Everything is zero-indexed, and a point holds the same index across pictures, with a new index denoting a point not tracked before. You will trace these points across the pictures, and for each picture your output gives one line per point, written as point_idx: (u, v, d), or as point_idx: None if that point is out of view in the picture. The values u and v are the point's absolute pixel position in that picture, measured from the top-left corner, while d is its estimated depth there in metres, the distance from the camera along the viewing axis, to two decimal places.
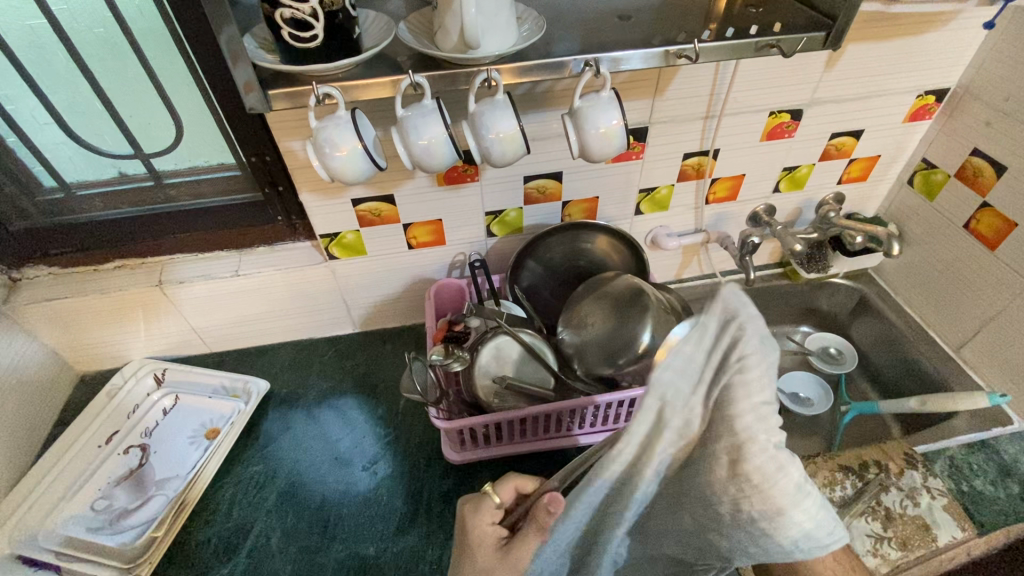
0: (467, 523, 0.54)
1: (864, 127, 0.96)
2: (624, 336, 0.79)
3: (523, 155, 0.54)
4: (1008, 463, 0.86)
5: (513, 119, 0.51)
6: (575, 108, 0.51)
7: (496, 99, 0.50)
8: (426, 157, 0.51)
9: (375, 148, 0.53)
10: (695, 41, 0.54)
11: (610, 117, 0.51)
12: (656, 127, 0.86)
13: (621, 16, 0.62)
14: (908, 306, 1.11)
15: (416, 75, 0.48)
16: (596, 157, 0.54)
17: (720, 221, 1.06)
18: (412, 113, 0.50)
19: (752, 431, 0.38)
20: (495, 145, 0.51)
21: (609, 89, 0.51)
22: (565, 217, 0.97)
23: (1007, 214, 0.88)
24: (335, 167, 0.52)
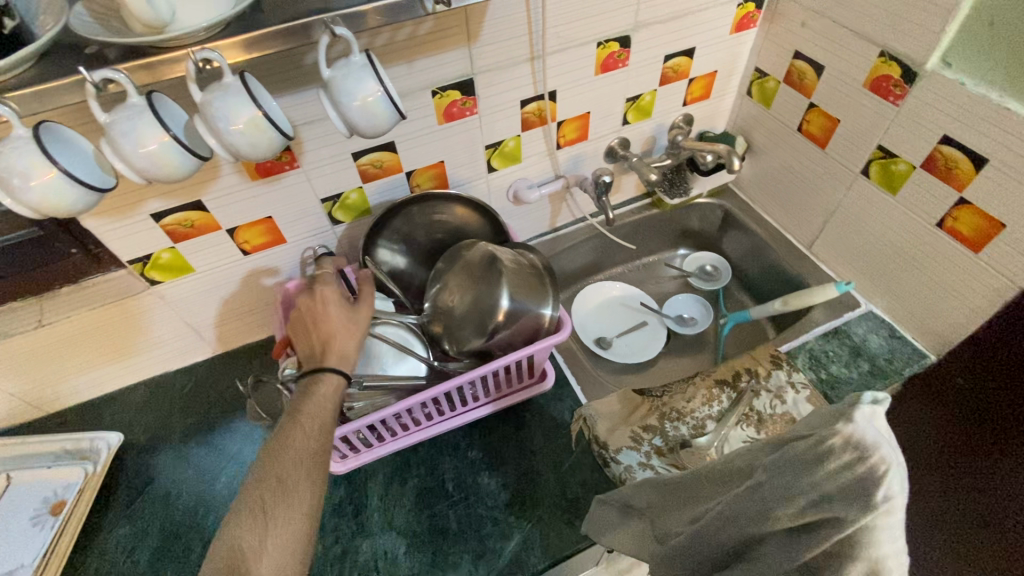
0: (321, 299, 0.69)
1: (694, 45, 0.95)
2: (484, 304, 0.77)
3: (281, 142, 0.48)
4: (858, 343, 0.93)
5: (252, 105, 0.45)
6: (327, 80, 0.49)
7: (226, 84, 0.44)
8: (151, 168, 0.45)
9: (86, 169, 0.45)
10: None
11: (364, 86, 0.49)
12: (482, 77, 0.80)
13: None
14: (765, 214, 1.15)
15: (101, 72, 0.40)
16: (370, 129, 0.53)
17: (577, 164, 1.04)
18: (117, 117, 0.43)
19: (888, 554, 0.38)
20: (239, 138, 0.46)
21: (359, 53, 0.50)
22: (414, 187, 0.90)
23: (830, 111, 0.91)
24: (33, 200, 0.43)
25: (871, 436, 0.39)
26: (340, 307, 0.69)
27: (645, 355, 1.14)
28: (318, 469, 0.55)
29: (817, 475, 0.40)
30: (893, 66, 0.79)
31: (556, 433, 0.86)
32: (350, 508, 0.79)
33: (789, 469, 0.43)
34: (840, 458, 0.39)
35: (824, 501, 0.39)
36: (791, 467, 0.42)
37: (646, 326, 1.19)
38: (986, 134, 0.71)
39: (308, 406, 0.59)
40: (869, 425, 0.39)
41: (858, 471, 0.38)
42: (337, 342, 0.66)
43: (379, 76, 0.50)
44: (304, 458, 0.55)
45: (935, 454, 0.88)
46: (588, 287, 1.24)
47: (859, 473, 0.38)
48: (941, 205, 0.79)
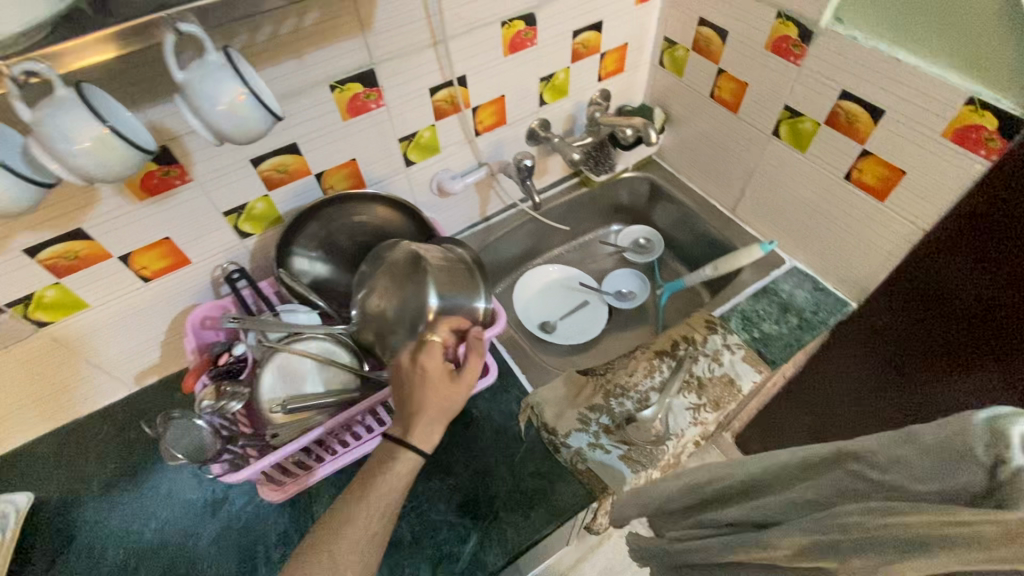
0: (423, 369, 0.65)
1: (601, 19, 0.93)
2: (411, 306, 0.73)
3: (135, 156, 0.44)
4: (786, 299, 0.96)
5: (94, 119, 0.41)
6: (182, 85, 0.45)
7: (60, 99, 0.41)
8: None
9: None
10: None
11: (227, 89, 0.45)
12: (383, 67, 0.76)
13: None
14: (689, 182, 1.17)
15: None
16: (240, 136, 0.49)
17: (499, 150, 1.02)
18: None
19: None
20: (83, 157, 0.42)
21: (217, 52, 0.46)
22: (327, 189, 0.85)
23: (737, 76, 0.92)
24: None
25: None
26: (446, 381, 0.65)
27: (588, 334, 1.15)
28: (372, 548, 0.60)
29: (959, 558, 0.34)
30: (790, 26, 0.80)
31: (503, 425, 0.84)
32: (297, 535, 0.76)
33: (910, 542, 0.37)
34: (982, 547, 0.33)
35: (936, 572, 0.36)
36: (911, 532, 0.37)
37: (588, 305, 1.19)
38: (879, 86, 0.73)
39: (379, 484, 0.62)
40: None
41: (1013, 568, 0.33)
42: (420, 425, 0.64)
43: (242, 77, 0.46)
44: (360, 539, 0.60)
45: (871, 379, 0.88)
46: (527, 273, 1.23)
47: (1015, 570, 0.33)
48: (847, 159, 0.82)
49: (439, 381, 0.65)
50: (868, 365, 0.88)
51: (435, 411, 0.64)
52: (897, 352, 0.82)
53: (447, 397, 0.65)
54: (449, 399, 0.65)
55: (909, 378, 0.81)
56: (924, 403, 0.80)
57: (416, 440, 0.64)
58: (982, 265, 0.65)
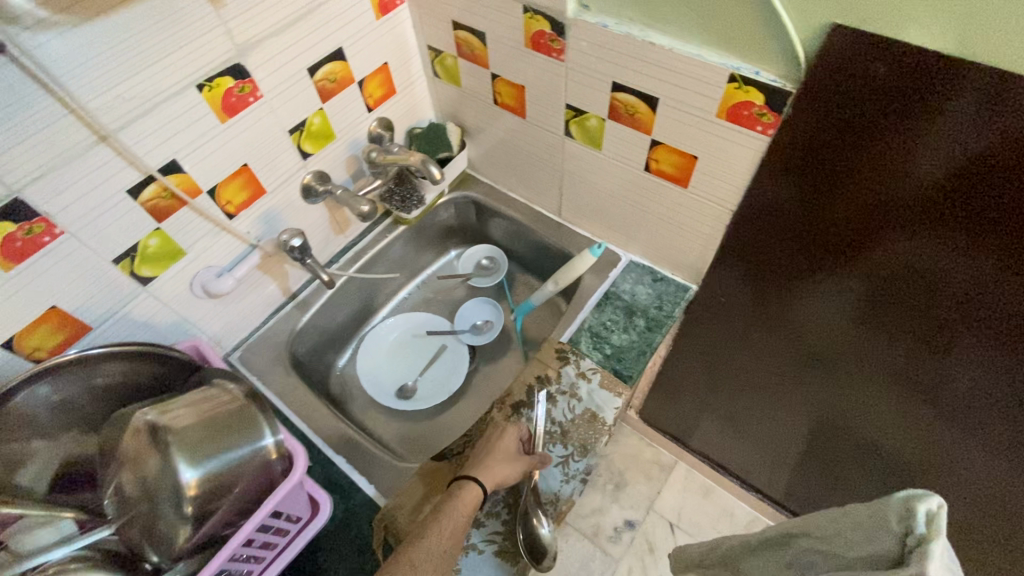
0: (503, 431, 0.73)
1: (339, 46, 0.78)
2: (166, 489, 0.56)
3: None
4: (630, 301, 0.90)
5: None
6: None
7: None
8: None
9: None
10: None
11: None
12: (33, 189, 0.56)
13: None
14: (510, 191, 1.07)
15: None
16: None
17: (271, 224, 0.84)
18: None
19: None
20: None
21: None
22: (32, 354, 0.64)
23: (512, 79, 0.82)
24: None
25: None
26: (512, 459, 0.71)
27: (451, 385, 1.03)
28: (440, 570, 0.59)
29: None
30: (540, 20, 0.70)
31: (356, 559, 0.71)
32: None
33: None
34: None
35: None
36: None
37: (443, 352, 1.07)
38: (645, 74, 0.65)
39: (453, 509, 0.63)
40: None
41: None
42: (493, 470, 0.68)
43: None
44: (435, 553, 0.59)
45: (741, 337, 0.77)
46: (367, 337, 1.07)
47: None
48: (641, 151, 0.75)
49: (501, 454, 0.71)
50: (732, 327, 0.77)
51: (500, 472, 0.69)
52: (734, 336, 0.79)
53: (504, 467, 0.70)
54: (502, 472, 0.69)
55: (766, 359, 0.77)
56: (793, 350, 0.71)
57: (484, 480, 0.67)
58: (797, 252, 0.61)
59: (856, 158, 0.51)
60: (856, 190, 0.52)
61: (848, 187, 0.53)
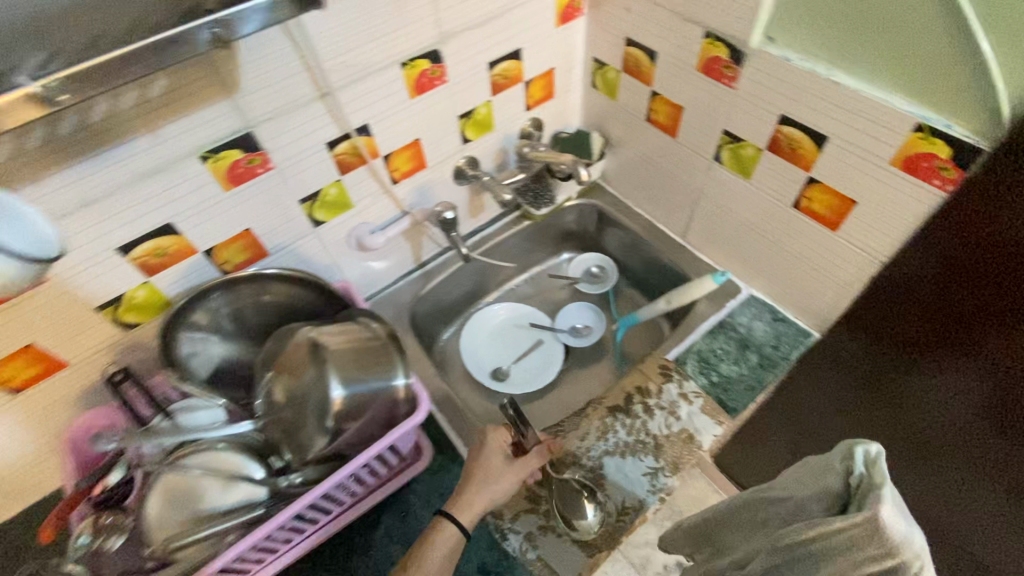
0: (487, 441, 0.71)
1: (519, 46, 0.85)
2: (314, 399, 0.64)
3: None
4: (744, 334, 0.89)
5: None
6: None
7: None
8: None
9: None
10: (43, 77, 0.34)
11: None
12: (264, 127, 0.67)
13: None
14: (638, 207, 1.09)
15: None
16: None
17: (423, 195, 0.92)
18: None
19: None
20: None
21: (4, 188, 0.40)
22: (223, 265, 0.76)
23: (672, 99, 0.85)
24: None
25: (898, 533, 0.36)
26: (495, 467, 0.68)
27: (543, 379, 1.07)
28: None
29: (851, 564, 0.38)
30: (719, 46, 0.72)
31: (444, 510, 0.77)
32: None
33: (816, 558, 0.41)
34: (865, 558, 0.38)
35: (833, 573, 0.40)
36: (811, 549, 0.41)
37: (542, 345, 1.11)
38: (820, 111, 0.66)
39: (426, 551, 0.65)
40: (899, 520, 0.37)
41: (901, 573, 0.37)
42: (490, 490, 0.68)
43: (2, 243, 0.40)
44: None
45: (831, 414, 0.69)
46: (475, 315, 1.14)
47: (889, 566, 0.37)
48: (794, 186, 0.75)
49: (484, 472, 0.68)
50: (823, 404, 0.69)
51: (489, 488, 0.68)
52: (823, 412, 0.70)
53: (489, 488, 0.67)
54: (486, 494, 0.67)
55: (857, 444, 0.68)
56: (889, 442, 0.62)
57: (457, 509, 0.66)
58: (926, 333, 0.51)
59: (998, 252, 0.43)
60: (991, 287, 0.44)
61: (985, 283, 0.45)
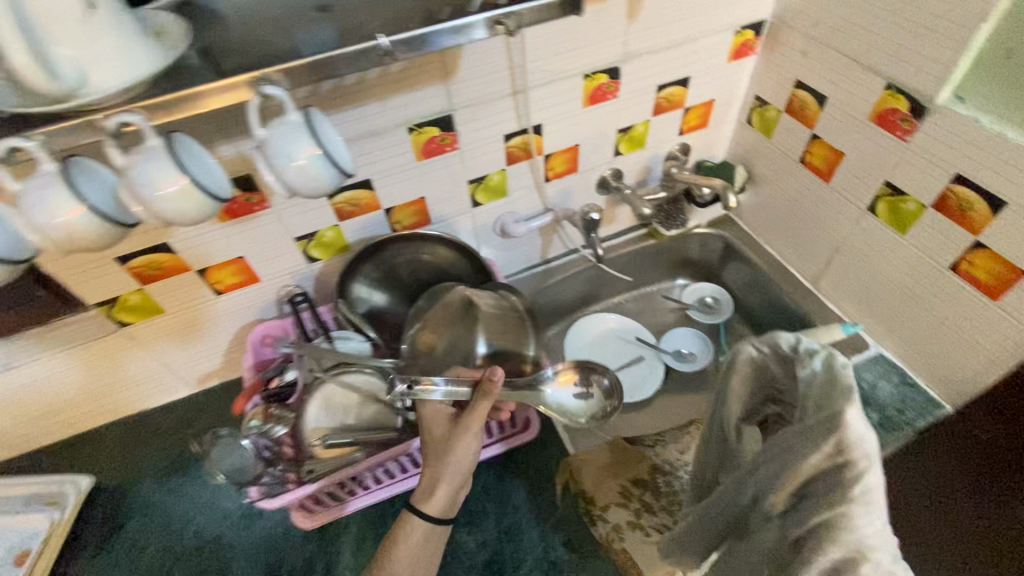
0: (421, 416, 0.68)
1: (689, 74, 0.90)
2: (459, 350, 0.76)
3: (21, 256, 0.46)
4: (866, 391, 0.87)
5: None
6: (14, 195, 0.43)
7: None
8: None
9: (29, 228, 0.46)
10: (386, 35, 0.43)
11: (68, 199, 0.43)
12: (462, 111, 0.77)
13: (320, 9, 0.50)
14: (769, 246, 1.10)
15: None
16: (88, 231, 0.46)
17: (568, 197, 0.99)
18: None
19: (878, 551, 0.40)
20: None
21: (48, 162, 0.43)
22: (395, 225, 0.87)
23: (834, 144, 0.86)
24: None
25: (858, 432, 0.42)
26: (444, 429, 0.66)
27: (641, 394, 1.08)
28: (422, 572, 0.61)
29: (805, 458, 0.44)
30: (900, 99, 0.73)
31: (540, 485, 0.82)
32: (320, 564, 0.76)
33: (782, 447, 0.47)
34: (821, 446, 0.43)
35: (788, 450, 0.46)
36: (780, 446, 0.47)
37: (642, 361, 1.12)
38: (1004, 175, 0.65)
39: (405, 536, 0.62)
40: (859, 423, 0.42)
41: (850, 468, 0.42)
42: (449, 462, 0.63)
43: (36, 206, 0.43)
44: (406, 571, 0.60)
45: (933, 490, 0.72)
46: (581, 320, 1.17)
47: (842, 461, 0.42)
48: (955, 248, 0.74)
49: (439, 439, 0.65)
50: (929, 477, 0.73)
51: (452, 453, 0.64)
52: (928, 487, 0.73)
53: (455, 450, 0.63)
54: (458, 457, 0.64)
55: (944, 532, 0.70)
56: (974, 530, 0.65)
57: (426, 484, 0.63)
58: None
59: None
60: None
61: None
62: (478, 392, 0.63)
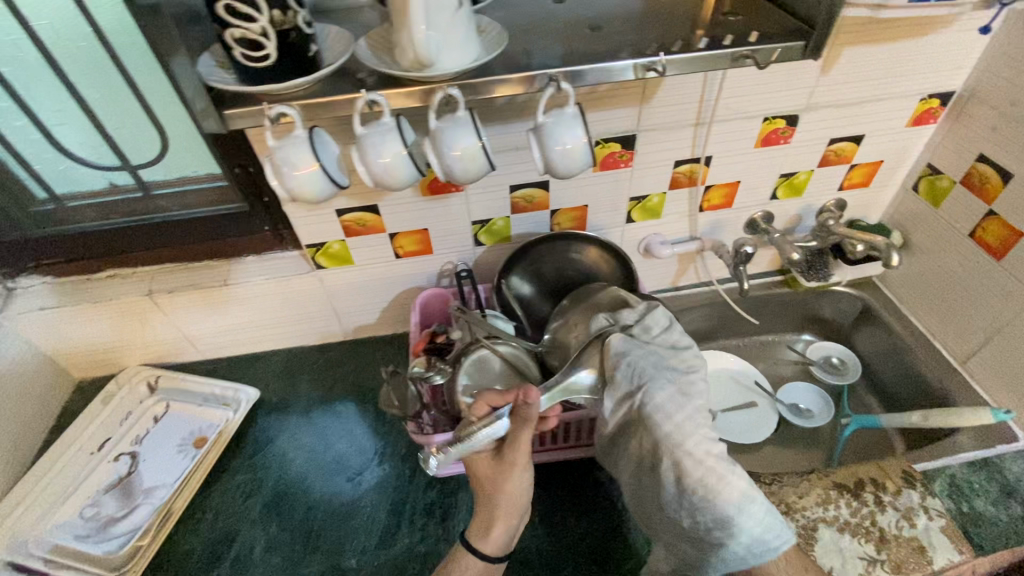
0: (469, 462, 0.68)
1: (864, 132, 0.92)
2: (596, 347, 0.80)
3: (328, 195, 0.53)
4: (1011, 483, 0.85)
5: (312, 154, 0.50)
6: (357, 136, 0.49)
7: (295, 135, 0.49)
8: (297, 188, 0.51)
9: (334, 166, 0.53)
10: (662, 54, 0.51)
11: (390, 147, 0.50)
12: (645, 134, 0.84)
13: (594, 26, 0.57)
14: (913, 317, 1.07)
15: (280, 106, 0.46)
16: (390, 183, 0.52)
17: (715, 230, 1.04)
18: (284, 143, 0.49)
19: (695, 455, 0.64)
20: (294, 179, 0.50)
21: (391, 115, 0.50)
22: (554, 226, 0.96)
23: (1013, 223, 0.84)
24: (293, 186, 0.51)
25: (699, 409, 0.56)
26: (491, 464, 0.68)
27: (752, 437, 1.05)
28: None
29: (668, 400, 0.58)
30: None
31: None
32: (438, 512, 0.84)
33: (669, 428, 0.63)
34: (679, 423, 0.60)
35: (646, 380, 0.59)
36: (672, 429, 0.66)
37: (755, 407, 1.09)
38: None
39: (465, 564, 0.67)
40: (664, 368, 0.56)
41: (653, 409, 0.68)
42: (507, 496, 0.68)
43: (314, 152, 0.50)
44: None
45: None
46: None
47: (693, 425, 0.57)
48: None
49: (491, 475, 0.68)
50: None
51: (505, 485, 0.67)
52: None
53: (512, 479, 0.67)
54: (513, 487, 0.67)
55: None
56: None
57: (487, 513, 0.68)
58: None
59: None
60: None
61: None
62: (519, 418, 0.65)
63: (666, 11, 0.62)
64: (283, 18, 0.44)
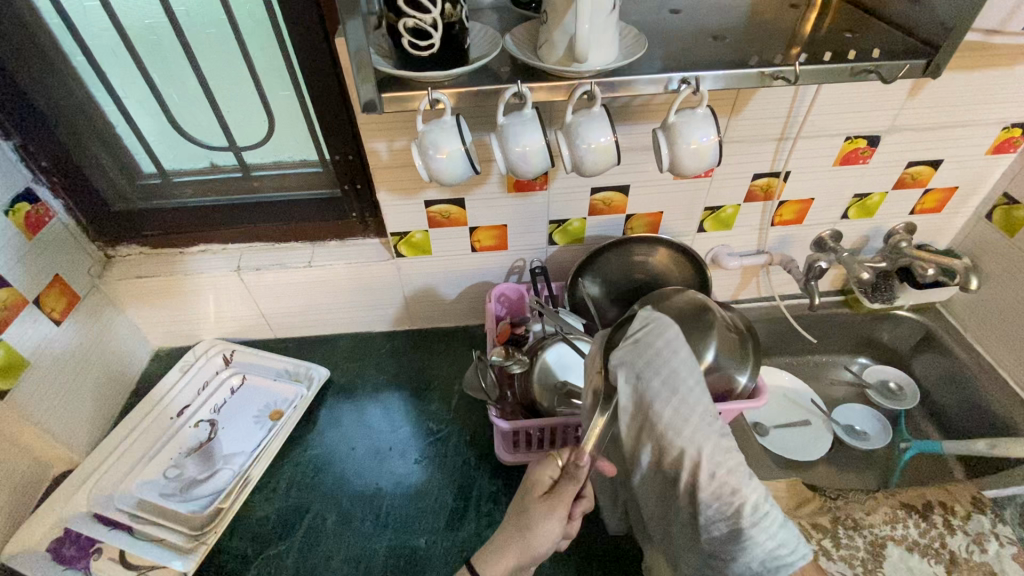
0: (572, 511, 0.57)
1: (943, 157, 0.94)
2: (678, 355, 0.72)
3: (464, 175, 0.60)
4: None
5: (457, 140, 0.58)
6: (500, 126, 0.57)
7: (444, 121, 0.58)
8: (440, 169, 0.59)
9: (472, 153, 0.60)
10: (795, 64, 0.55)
11: (528, 137, 0.56)
12: (729, 145, 0.87)
13: (716, 36, 0.62)
14: (978, 345, 1.06)
15: (435, 93, 0.51)
16: (523, 172, 0.59)
17: (784, 245, 1.05)
18: (432, 128, 0.58)
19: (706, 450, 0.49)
20: (439, 162, 0.58)
21: (531, 108, 0.57)
22: (627, 230, 0.99)
23: None
24: (436, 168, 0.59)
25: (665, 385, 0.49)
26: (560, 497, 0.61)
27: (806, 454, 1.04)
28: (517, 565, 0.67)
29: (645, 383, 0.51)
30: None
31: None
32: (503, 500, 0.86)
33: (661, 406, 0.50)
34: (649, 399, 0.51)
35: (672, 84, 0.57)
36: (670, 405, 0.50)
37: (809, 426, 1.08)
38: None
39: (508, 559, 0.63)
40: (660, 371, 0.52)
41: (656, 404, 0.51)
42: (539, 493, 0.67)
43: (461, 137, 0.58)
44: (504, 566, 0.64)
45: None
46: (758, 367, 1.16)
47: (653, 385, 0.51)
48: None
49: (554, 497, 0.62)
50: None
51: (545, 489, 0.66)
52: None
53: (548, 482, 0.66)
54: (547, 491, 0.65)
55: None
56: None
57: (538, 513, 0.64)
58: None
59: None
60: None
61: None
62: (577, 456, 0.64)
63: (777, 27, 0.64)
64: (451, 12, 0.49)
